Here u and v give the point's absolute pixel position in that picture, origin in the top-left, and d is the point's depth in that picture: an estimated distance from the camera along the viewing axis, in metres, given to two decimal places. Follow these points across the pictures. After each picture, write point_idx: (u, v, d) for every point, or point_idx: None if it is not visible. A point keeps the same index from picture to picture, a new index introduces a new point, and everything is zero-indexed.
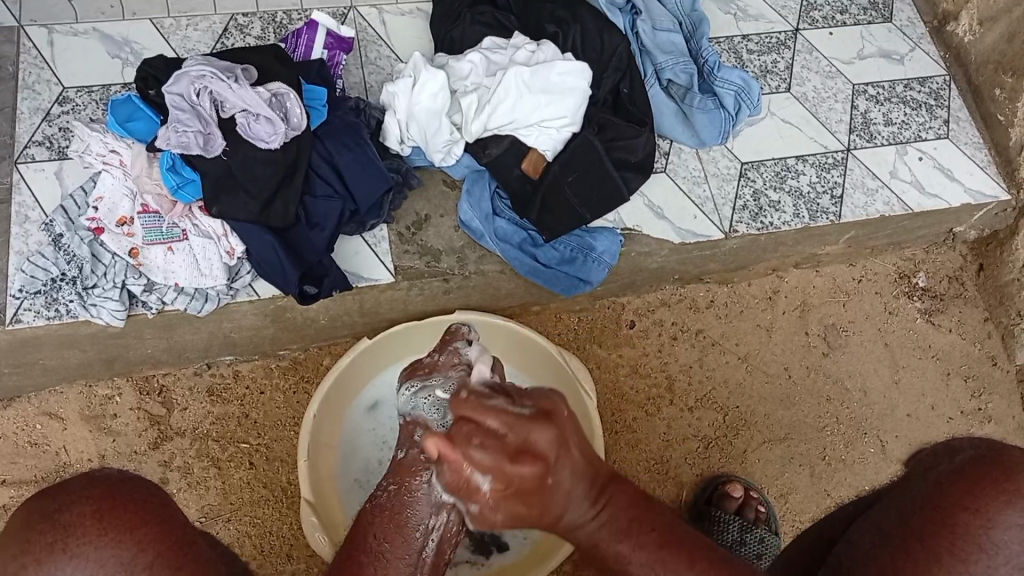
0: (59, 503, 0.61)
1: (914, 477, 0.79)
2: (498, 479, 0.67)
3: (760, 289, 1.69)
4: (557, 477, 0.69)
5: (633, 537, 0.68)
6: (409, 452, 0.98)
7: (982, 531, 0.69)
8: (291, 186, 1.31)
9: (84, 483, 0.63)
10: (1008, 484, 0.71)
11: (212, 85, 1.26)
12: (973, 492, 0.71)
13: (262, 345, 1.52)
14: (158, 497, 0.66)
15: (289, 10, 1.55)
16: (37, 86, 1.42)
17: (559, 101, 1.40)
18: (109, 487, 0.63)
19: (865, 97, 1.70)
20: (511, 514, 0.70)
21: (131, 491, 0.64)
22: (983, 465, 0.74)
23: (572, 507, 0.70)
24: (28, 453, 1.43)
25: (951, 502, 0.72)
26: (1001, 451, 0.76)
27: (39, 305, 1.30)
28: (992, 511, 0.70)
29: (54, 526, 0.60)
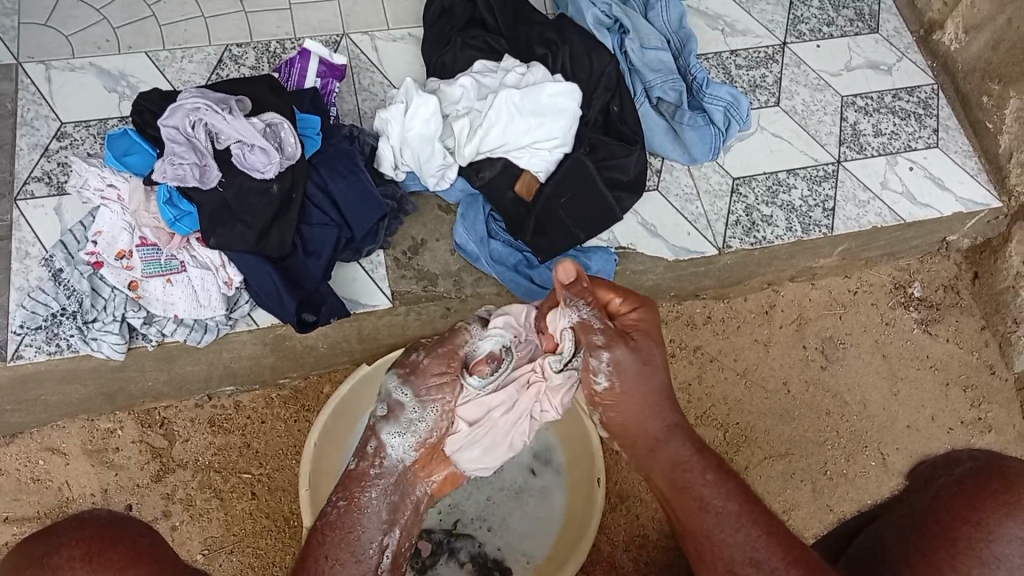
0: (46, 545, 0.61)
1: (913, 493, 0.75)
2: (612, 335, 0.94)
3: (756, 304, 1.69)
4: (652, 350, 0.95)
5: (712, 469, 0.83)
6: (360, 463, 0.97)
7: (984, 546, 0.65)
8: (287, 216, 1.32)
9: (72, 526, 0.63)
10: (1009, 495, 0.66)
11: (208, 117, 1.28)
12: (974, 505, 0.67)
13: (263, 374, 1.53)
14: (148, 537, 0.66)
15: (282, 39, 1.57)
16: (35, 123, 1.43)
17: (549, 123, 1.41)
18: (97, 530, 0.63)
19: (854, 109, 1.71)
20: (626, 384, 0.92)
21: (121, 532, 0.64)
22: (984, 477, 0.69)
23: (677, 440, 0.88)
24: (31, 489, 1.43)
25: (952, 515, 0.68)
26: (1001, 461, 0.71)
27: (40, 340, 1.31)
28: (994, 522, 0.65)
29: (42, 569, 0.59)
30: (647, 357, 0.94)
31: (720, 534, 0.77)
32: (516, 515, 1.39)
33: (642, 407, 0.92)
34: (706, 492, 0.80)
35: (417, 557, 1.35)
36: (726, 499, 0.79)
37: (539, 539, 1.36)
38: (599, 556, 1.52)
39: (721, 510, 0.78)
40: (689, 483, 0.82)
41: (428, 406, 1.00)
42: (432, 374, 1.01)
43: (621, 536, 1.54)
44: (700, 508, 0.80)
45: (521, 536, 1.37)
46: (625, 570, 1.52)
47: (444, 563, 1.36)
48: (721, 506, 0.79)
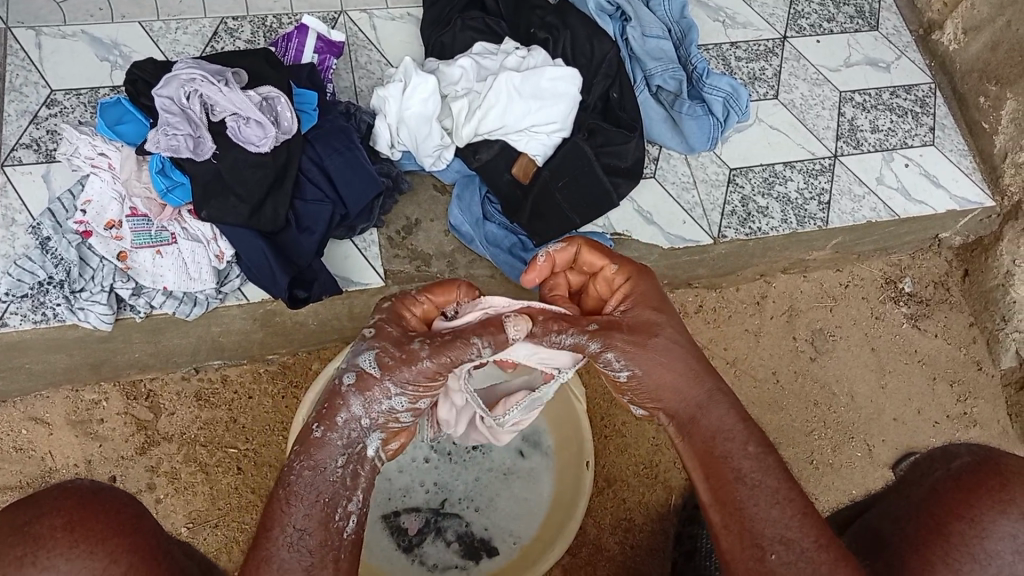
0: (30, 513, 0.61)
1: (910, 485, 0.77)
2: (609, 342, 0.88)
3: (748, 294, 1.69)
4: (664, 337, 0.90)
5: (746, 442, 0.81)
6: (325, 430, 0.81)
7: (976, 542, 0.67)
8: (282, 190, 1.31)
9: (56, 493, 0.63)
10: (1005, 493, 0.68)
11: (203, 88, 1.26)
12: (968, 500, 0.69)
13: (251, 349, 1.52)
14: (131, 508, 0.66)
15: (279, 14, 1.54)
16: (24, 89, 1.41)
17: (547, 108, 1.40)
18: (79, 499, 0.63)
19: (852, 105, 1.71)
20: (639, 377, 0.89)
21: (100, 501, 0.64)
22: (980, 473, 0.71)
23: (718, 410, 0.85)
24: (14, 459, 1.42)
25: (947, 509, 0.71)
26: (998, 457, 0.72)
27: (26, 309, 1.29)
28: (986, 520, 0.68)
29: (23, 537, 0.59)
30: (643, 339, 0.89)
31: (752, 507, 0.76)
32: (503, 496, 1.39)
33: (670, 389, 0.88)
34: (745, 468, 0.79)
35: (403, 534, 1.36)
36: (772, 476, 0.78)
37: (526, 519, 1.36)
38: (585, 539, 1.52)
39: (756, 483, 0.78)
40: (728, 453, 0.81)
41: (404, 392, 0.84)
42: (431, 377, 0.84)
43: (608, 521, 1.54)
44: (736, 478, 0.79)
45: (507, 517, 1.37)
46: (610, 554, 1.53)
47: (431, 541, 1.36)
48: (761, 482, 0.78)
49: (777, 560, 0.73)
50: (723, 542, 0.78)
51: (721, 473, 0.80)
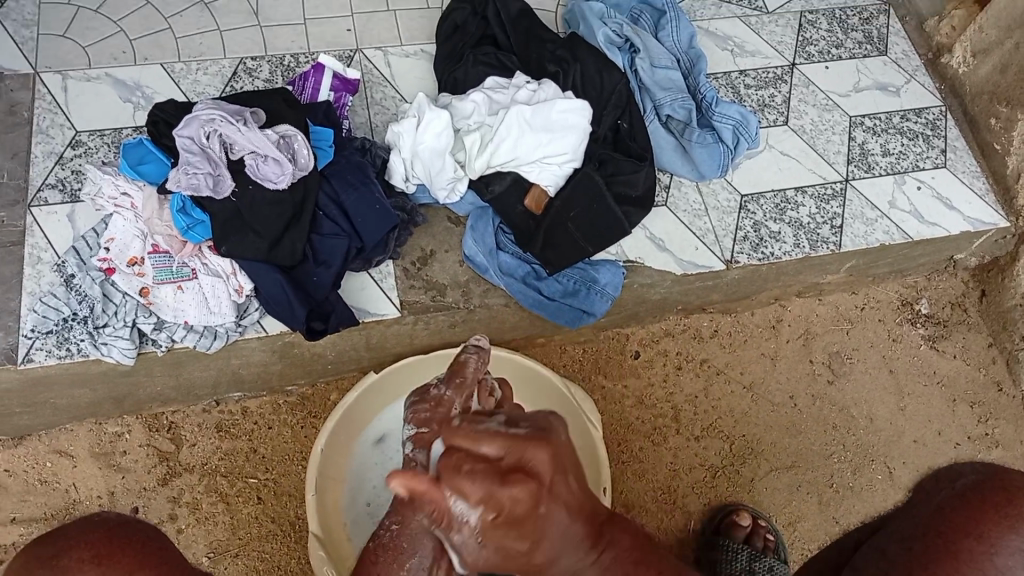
0: (48, 551, 0.53)
1: (913, 503, 0.69)
2: (487, 508, 0.60)
3: (763, 318, 1.70)
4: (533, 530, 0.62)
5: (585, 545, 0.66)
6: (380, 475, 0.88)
7: (987, 558, 0.60)
8: (299, 226, 1.33)
9: (79, 528, 0.55)
10: (1009, 506, 0.62)
11: (223, 127, 1.29)
12: (974, 517, 0.62)
13: (271, 381, 1.54)
14: (158, 540, 0.58)
15: (297, 53, 1.58)
16: (51, 131, 1.45)
17: (559, 139, 1.42)
18: (107, 531, 0.55)
19: (863, 129, 1.72)
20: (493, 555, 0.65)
21: (132, 534, 0.56)
22: (984, 489, 0.65)
23: (567, 553, 0.65)
24: (39, 491, 1.44)
25: (951, 526, 0.63)
26: (1004, 475, 0.67)
27: (51, 344, 1.32)
28: (996, 535, 0.61)
29: (53, 571, 0.52)
30: (514, 521, 0.61)
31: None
32: None
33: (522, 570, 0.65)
34: None
35: None
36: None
37: None
38: None
39: None
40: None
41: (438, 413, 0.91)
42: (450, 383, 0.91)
43: None
44: None
45: None
46: None
47: None
48: None
49: None
50: None
51: None
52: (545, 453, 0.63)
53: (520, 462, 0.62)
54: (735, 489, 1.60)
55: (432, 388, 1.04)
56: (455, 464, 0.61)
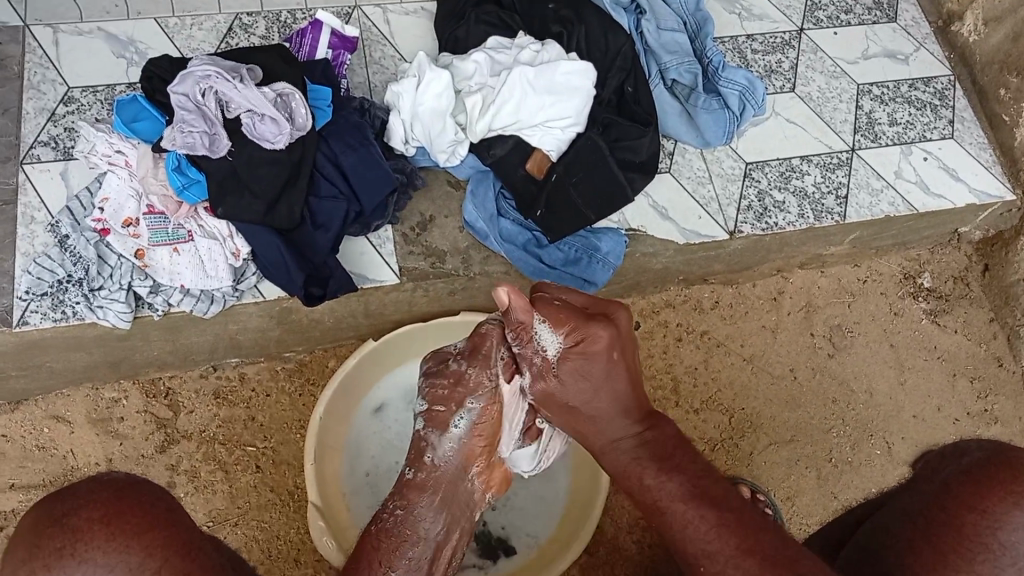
0: (65, 505, 0.57)
1: (920, 479, 0.75)
2: (580, 333, 0.93)
3: (765, 290, 1.69)
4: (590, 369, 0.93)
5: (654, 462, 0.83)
6: (415, 473, 1.00)
7: (991, 533, 0.66)
8: (296, 186, 1.32)
9: (91, 486, 0.59)
10: (1015, 484, 0.67)
11: (219, 85, 1.27)
12: (979, 493, 0.68)
13: (267, 347, 1.53)
14: (166, 502, 0.61)
15: (293, 10, 1.55)
16: (42, 86, 1.42)
17: (561, 102, 1.40)
18: (116, 491, 0.59)
19: (870, 97, 1.70)
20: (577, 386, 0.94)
21: (139, 498, 0.59)
22: (991, 466, 0.70)
23: (618, 422, 0.91)
24: (37, 457, 1.43)
25: (955, 502, 0.69)
26: (1007, 451, 0.72)
27: (45, 307, 1.30)
28: (1000, 512, 0.66)
29: (62, 530, 0.56)
30: (590, 353, 0.93)
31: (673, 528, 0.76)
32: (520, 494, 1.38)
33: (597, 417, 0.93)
34: (663, 497, 0.78)
35: None
36: (681, 501, 0.76)
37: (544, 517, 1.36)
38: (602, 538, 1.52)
39: (691, 521, 0.74)
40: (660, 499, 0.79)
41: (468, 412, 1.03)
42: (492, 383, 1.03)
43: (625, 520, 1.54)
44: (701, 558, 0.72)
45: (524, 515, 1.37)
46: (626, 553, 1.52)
47: None
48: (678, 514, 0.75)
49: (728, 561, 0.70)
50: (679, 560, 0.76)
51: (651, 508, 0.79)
52: (622, 314, 0.97)
53: (587, 335, 0.93)
54: (733, 462, 1.60)
55: (450, 362, 1.06)
56: (548, 301, 0.96)
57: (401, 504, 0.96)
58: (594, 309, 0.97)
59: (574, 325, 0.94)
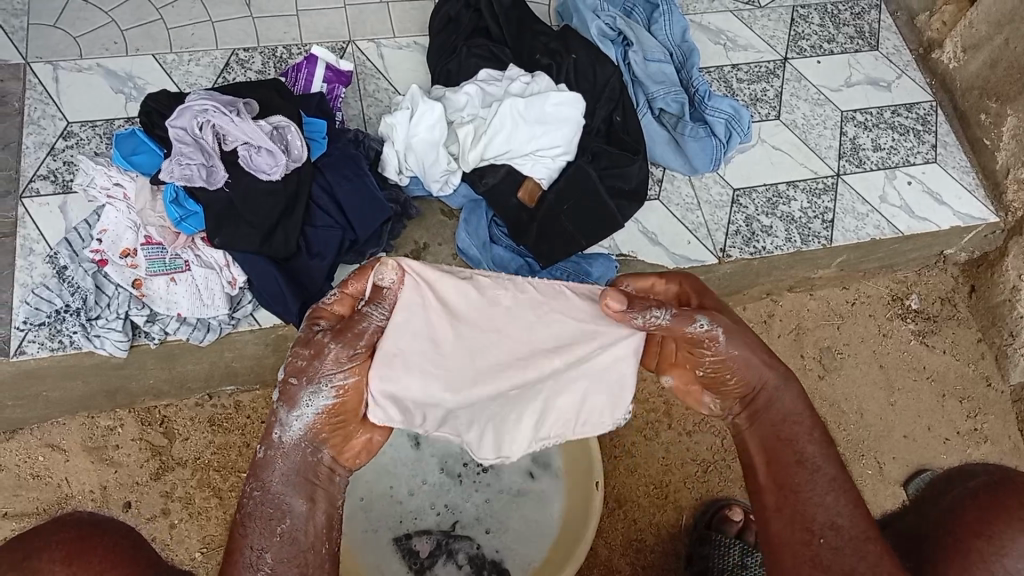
0: (30, 548, 0.62)
1: (926, 500, 0.77)
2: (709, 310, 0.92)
3: (755, 313, 1.71)
4: (743, 326, 0.92)
5: (816, 438, 0.85)
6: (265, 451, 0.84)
7: (995, 558, 0.67)
8: (292, 217, 1.34)
9: (56, 530, 0.64)
10: (1021, 511, 0.69)
11: (215, 119, 1.29)
12: (987, 519, 0.70)
13: (263, 374, 1.55)
14: (131, 540, 0.67)
15: (289, 45, 1.58)
16: (42, 121, 1.45)
17: (552, 131, 1.42)
18: (77, 532, 0.64)
19: (854, 124, 1.73)
20: (732, 358, 0.90)
21: (98, 535, 0.65)
22: (997, 492, 0.71)
23: (788, 396, 0.90)
24: (31, 485, 1.44)
25: (967, 529, 0.70)
26: (1015, 477, 0.73)
27: (43, 337, 1.32)
28: (1004, 537, 0.68)
29: (24, 570, 0.60)
30: (728, 321, 0.93)
31: (809, 491, 0.81)
32: (514, 517, 1.40)
33: (745, 377, 0.91)
34: (815, 456, 0.83)
35: (415, 557, 1.36)
36: (835, 467, 0.82)
37: (536, 540, 1.37)
38: (596, 560, 1.53)
39: (816, 471, 0.82)
40: (792, 437, 0.86)
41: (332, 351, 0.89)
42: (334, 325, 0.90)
43: (618, 542, 1.55)
44: (796, 462, 0.84)
45: (519, 538, 1.38)
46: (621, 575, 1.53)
47: (442, 565, 1.35)
48: (829, 474, 0.82)
49: (824, 543, 0.78)
50: (771, 521, 0.83)
51: (791, 458, 0.84)
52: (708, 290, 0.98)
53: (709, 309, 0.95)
54: (725, 484, 1.62)
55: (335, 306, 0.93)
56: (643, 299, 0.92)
57: (257, 482, 0.83)
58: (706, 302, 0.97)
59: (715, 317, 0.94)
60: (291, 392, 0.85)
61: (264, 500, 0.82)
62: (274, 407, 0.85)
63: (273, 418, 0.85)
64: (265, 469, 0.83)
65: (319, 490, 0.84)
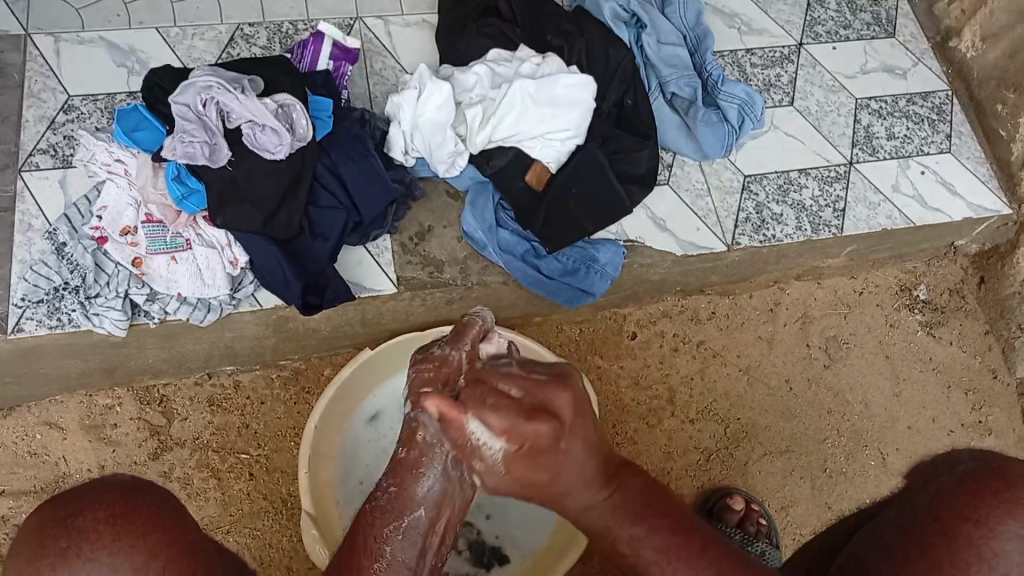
0: (72, 505, 0.56)
1: (909, 491, 0.68)
2: (512, 438, 0.72)
3: (761, 301, 1.69)
4: (569, 445, 0.74)
5: (627, 523, 0.72)
6: None
7: (984, 542, 0.59)
8: (296, 197, 1.31)
9: (94, 488, 0.57)
10: (1008, 493, 0.61)
11: (220, 95, 1.27)
12: (973, 503, 0.61)
13: (264, 355, 1.53)
14: (172, 504, 0.60)
15: (295, 21, 1.55)
16: (43, 94, 1.42)
17: (562, 115, 1.40)
18: (120, 492, 0.57)
19: (868, 112, 1.71)
20: (520, 475, 0.75)
21: (142, 495, 0.58)
22: (982, 476, 0.63)
23: (582, 491, 0.75)
24: (28, 463, 1.43)
25: (952, 512, 0.62)
26: (1002, 460, 0.65)
27: (41, 314, 1.29)
28: (992, 521, 0.60)
29: (67, 530, 0.54)
30: (538, 447, 0.73)
31: None
32: (515, 504, 1.38)
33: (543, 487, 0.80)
34: (641, 563, 0.71)
35: None
36: (664, 566, 0.69)
37: (535, 530, 1.36)
38: None
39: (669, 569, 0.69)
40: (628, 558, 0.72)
41: None
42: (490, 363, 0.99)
43: None
44: (630, 560, 0.72)
45: (519, 526, 1.37)
46: None
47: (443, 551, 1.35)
48: None
49: None
50: None
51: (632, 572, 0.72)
52: (573, 373, 0.78)
53: (541, 402, 0.74)
54: (728, 473, 1.60)
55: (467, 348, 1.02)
56: (493, 372, 0.77)
57: None
58: (540, 380, 0.76)
59: (527, 389, 0.74)
60: None
61: None
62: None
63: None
64: None
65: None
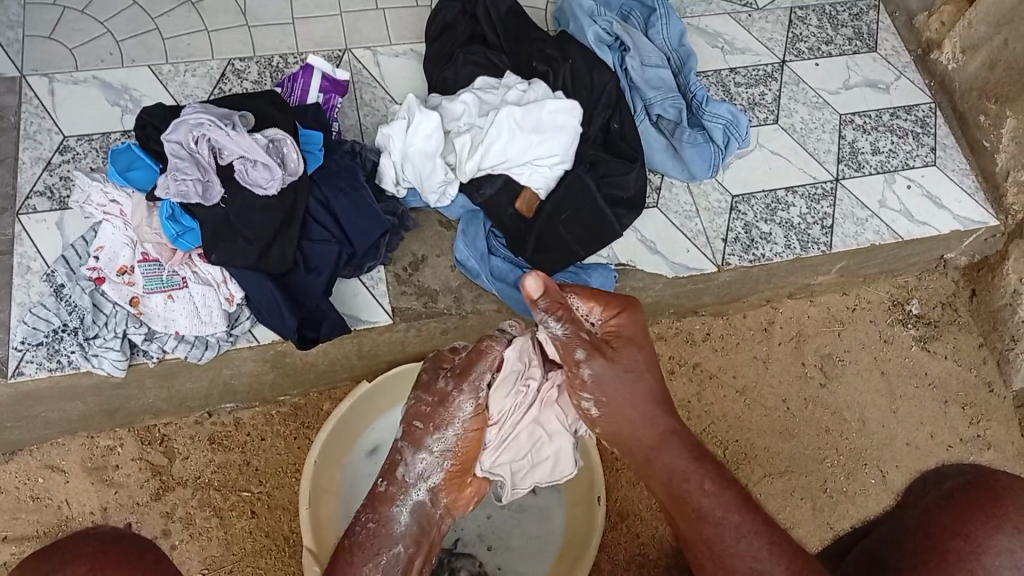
0: (55, 559, 0.58)
1: (904, 509, 0.71)
2: (612, 330, 0.98)
3: (755, 321, 1.70)
4: (634, 367, 0.95)
5: (711, 477, 0.85)
6: (388, 485, 1.05)
7: (975, 559, 0.61)
8: (289, 232, 1.33)
9: (81, 541, 0.60)
10: (998, 508, 0.63)
11: (212, 132, 1.29)
12: (963, 518, 0.64)
13: (262, 390, 1.54)
14: (157, 556, 0.62)
15: (285, 54, 1.58)
16: (38, 136, 1.44)
17: (548, 140, 1.42)
18: (104, 544, 0.60)
19: (852, 127, 1.73)
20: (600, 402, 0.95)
21: (126, 549, 0.60)
22: (972, 492, 0.66)
23: (670, 446, 0.89)
24: (31, 508, 1.43)
25: (944, 528, 0.64)
26: (992, 476, 0.68)
27: (41, 357, 1.31)
28: (983, 535, 0.62)
29: None
30: (623, 343, 0.97)
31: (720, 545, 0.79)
32: (516, 534, 1.38)
33: (629, 426, 0.93)
34: (711, 509, 0.82)
35: None
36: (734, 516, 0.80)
37: (536, 558, 1.36)
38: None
39: (721, 521, 0.80)
40: (686, 493, 0.84)
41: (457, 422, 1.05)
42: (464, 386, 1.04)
43: (622, 555, 1.54)
44: (698, 517, 0.82)
45: (521, 556, 1.37)
46: None
47: None
48: (731, 526, 0.80)
49: None
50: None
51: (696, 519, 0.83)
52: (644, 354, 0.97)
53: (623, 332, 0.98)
54: None
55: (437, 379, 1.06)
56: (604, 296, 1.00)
57: (374, 517, 1.03)
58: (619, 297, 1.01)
59: (613, 317, 0.99)
60: (417, 436, 1.06)
61: (374, 535, 1.02)
62: (400, 445, 1.07)
63: (398, 453, 1.07)
64: (382, 505, 1.04)
65: (425, 532, 1.04)
